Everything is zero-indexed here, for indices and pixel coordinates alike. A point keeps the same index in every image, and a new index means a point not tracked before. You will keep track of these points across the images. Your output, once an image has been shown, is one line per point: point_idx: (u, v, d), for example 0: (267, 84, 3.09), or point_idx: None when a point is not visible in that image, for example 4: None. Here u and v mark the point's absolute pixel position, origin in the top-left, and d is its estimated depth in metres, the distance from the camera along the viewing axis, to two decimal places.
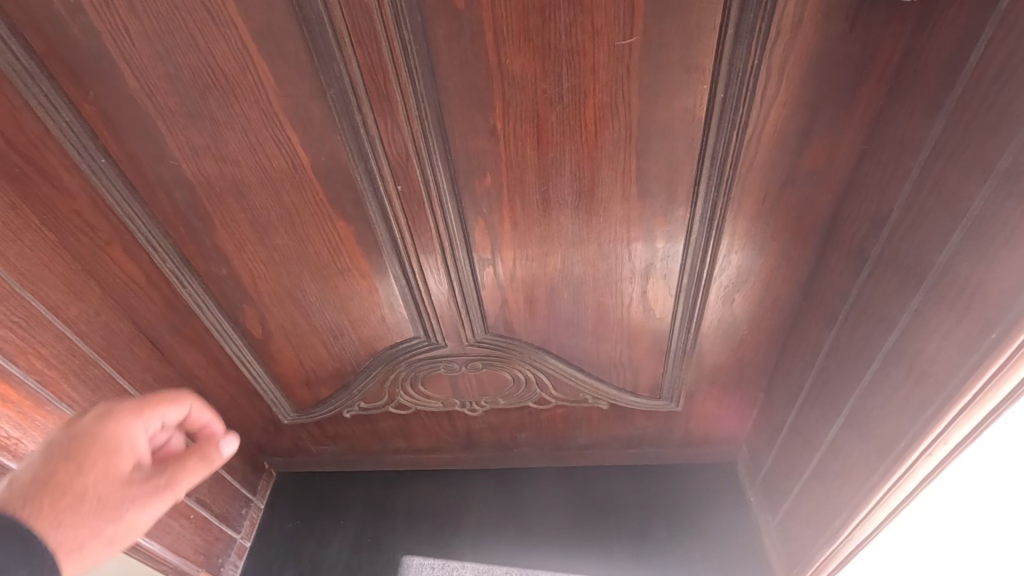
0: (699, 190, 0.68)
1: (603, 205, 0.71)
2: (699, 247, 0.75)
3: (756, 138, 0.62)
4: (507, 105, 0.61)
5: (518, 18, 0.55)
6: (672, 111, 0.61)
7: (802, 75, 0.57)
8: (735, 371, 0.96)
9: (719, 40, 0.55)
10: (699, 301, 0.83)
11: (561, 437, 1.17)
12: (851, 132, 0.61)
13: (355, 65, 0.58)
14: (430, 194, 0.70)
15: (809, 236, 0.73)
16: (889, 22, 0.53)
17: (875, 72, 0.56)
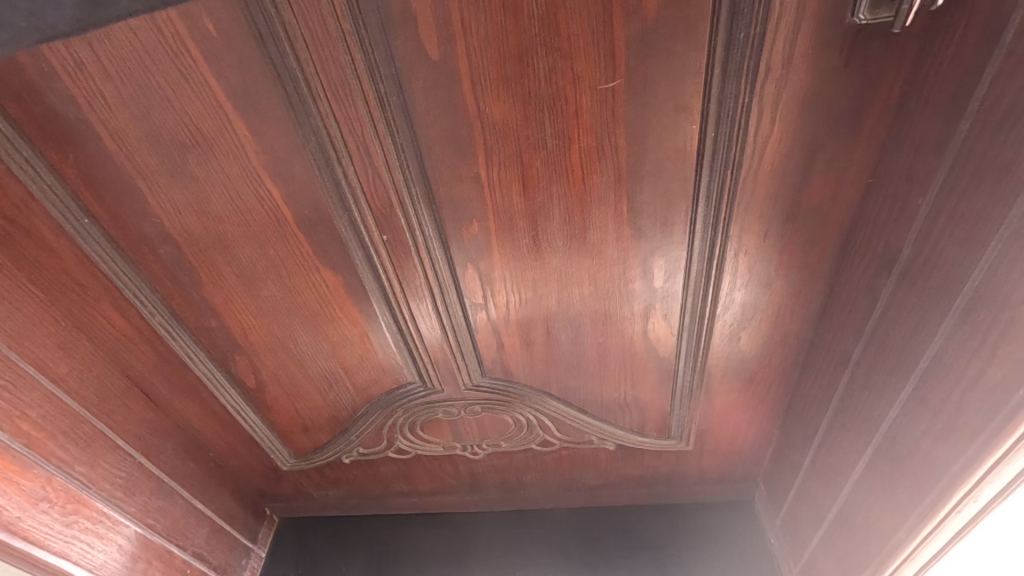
0: (696, 229, 0.65)
1: (596, 247, 0.68)
2: (700, 285, 0.72)
3: (752, 175, 0.60)
4: (490, 152, 0.59)
5: (496, 66, 0.53)
6: (663, 151, 0.58)
7: (797, 111, 0.54)
8: (747, 408, 0.92)
9: (707, 80, 0.52)
10: (703, 339, 0.79)
11: (568, 478, 1.12)
12: (854, 166, 0.58)
13: (333, 119, 0.57)
14: (416, 241, 0.68)
15: (816, 272, 0.69)
16: (886, 55, 0.50)
17: (875, 105, 0.53)
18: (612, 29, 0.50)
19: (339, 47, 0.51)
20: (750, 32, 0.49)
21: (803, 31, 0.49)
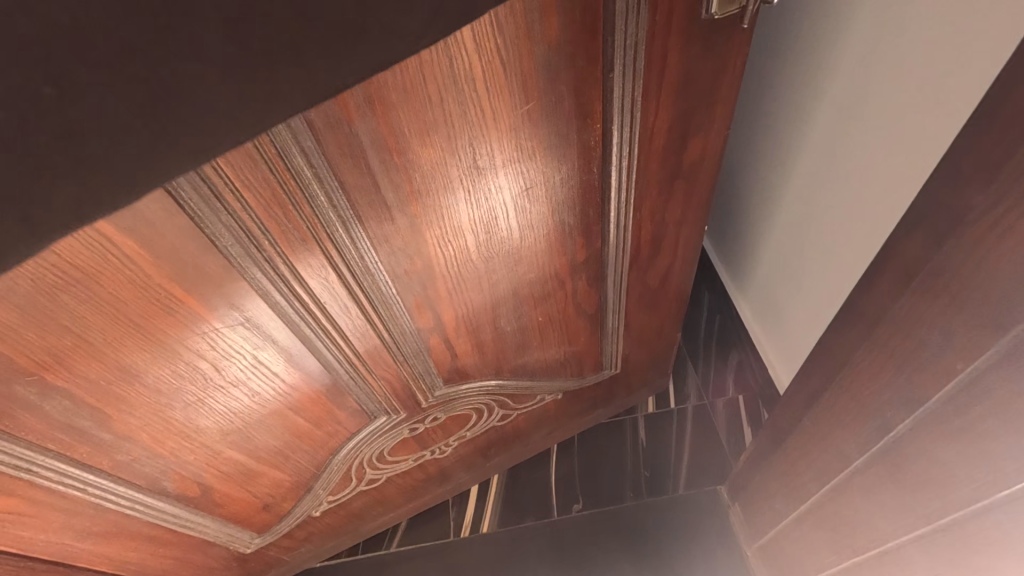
0: (609, 206, 0.73)
1: (527, 245, 0.73)
2: (617, 249, 0.81)
3: (645, 153, 0.68)
4: (422, 193, 0.59)
5: (416, 116, 0.51)
6: (577, 149, 0.63)
7: (673, 95, 0.63)
8: (657, 324, 1.09)
9: (605, 87, 0.58)
10: (622, 288, 0.91)
11: (526, 435, 1.22)
12: (715, 125, 0.70)
13: (249, 208, 0.50)
14: (361, 293, 0.66)
15: (695, 209, 0.84)
16: (731, 39, 0.60)
17: (726, 79, 0.64)
18: (523, 58, 0.51)
19: None
20: (634, 41, 0.54)
21: (673, 35, 0.56)
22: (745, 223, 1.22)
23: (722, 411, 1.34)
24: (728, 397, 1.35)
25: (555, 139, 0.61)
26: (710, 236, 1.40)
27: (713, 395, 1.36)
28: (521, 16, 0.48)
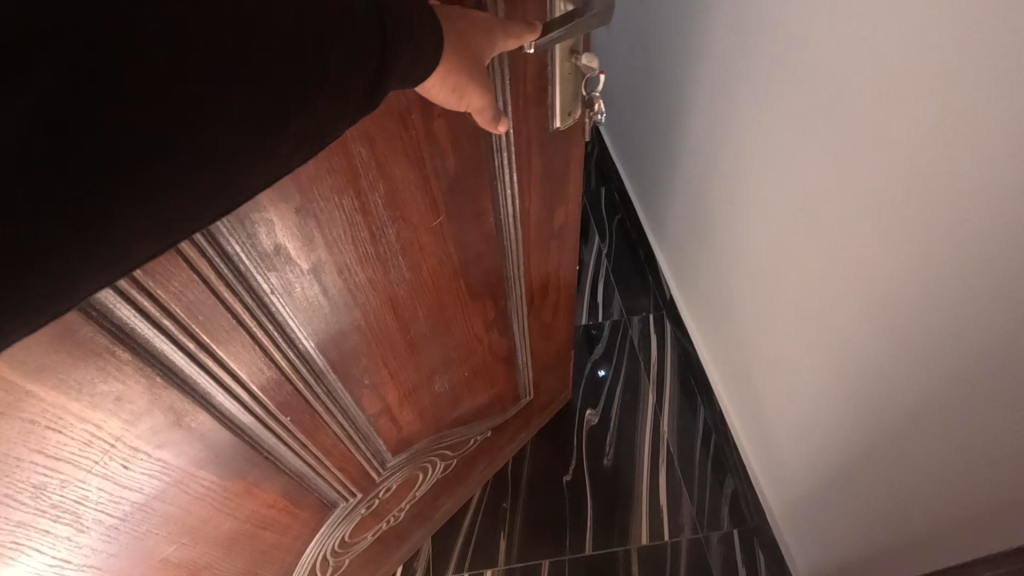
0: (508, 273, 0.89)
1: (451, 321, 0.84)
2: (517, 302, 0.97)
3: (527, 227, 0.85)
4: (365, 307, 0.67)
5: (355, 248, 0.61)
6: (480, 238, 0.77)
7: (540, 184, 0.81)
8: (557, 351, 1.26)
9: (493, 191, 0.73)
10: (526, 330, 1.07)
11: (471, 482, 1.30)
12: (572, 196, 0.90)
13: (220, 360, 0.56)
14: (321, 403, 0.72)
15: (568, 256, 1.03)
16: (573, 137, 0.80)
17: (574, 164, 0.84)
18: (432, 185, 0.64)
19: (213, 300, 0.51)
20: (507, 153, 0.70)
21: (533, 144, 0.74)
22: (754, 384, 1.13)
23: (717, 545, 1.25)
24: (723, 530, 1.26)
25: (462, 236, 0.74)
26: (714, 367, 1.30)
27: (709, 526, 1.27)
28: (426, 156, 0.60)
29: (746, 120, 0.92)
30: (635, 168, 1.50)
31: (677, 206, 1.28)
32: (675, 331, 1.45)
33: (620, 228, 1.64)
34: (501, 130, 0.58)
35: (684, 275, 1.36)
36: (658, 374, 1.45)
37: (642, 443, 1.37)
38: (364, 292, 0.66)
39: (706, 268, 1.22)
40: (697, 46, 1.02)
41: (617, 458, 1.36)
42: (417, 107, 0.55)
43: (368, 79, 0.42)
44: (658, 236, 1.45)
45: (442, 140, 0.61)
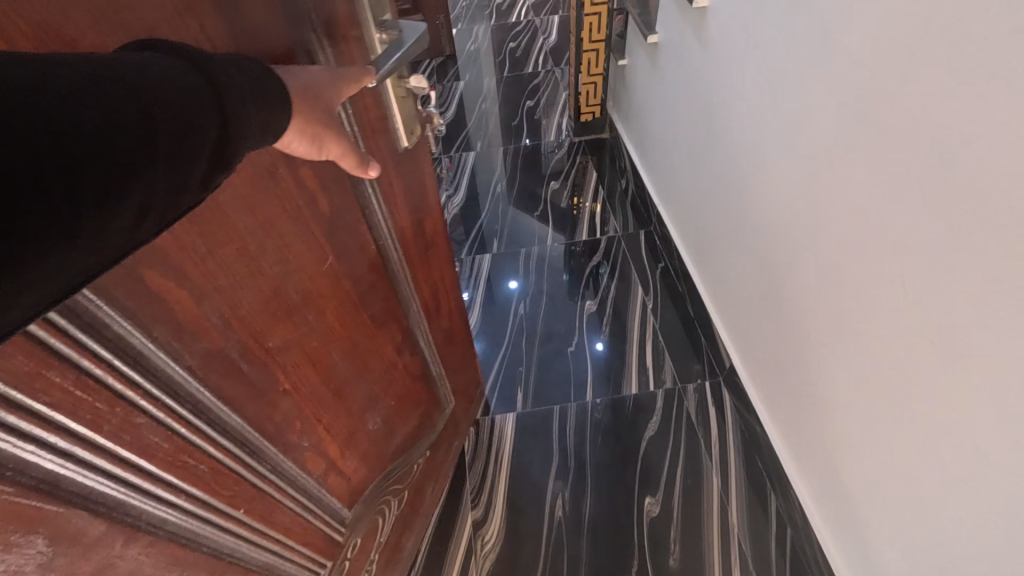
0: (402, 294, 0.92)
1: (365, 356, 0.85)
2: (416, 319, 1.00)
3: (405, 246, 0.89)
4: (286, 368, 0.66)
5: (264, 312, 0.60)
6: (369, 267, 0.79)
7: (406, 202, 0.85)
8: (461, 353, 1.31)
9: (369, 220, 0.76)
10: (431, 343, 1.10)
11: (430, 508, 1.30)
12: (434, 205, 0.95)
13: (156, 474, 0.51)
14: (268, 482, 0.69)
15: (446, 261, 1.09)
16: (420, 150, 0.85)
17: (427, 175, 0.90)
18: (313, 231, 0.64)
19: (135, 411, 0.48)
20: (372, 184, 0.73)
21: (389, 167, 0.78)
22: (817, 443, 1.07)
23: None
24: None
25: (352, 271, 0.75)
26: (787, 447, 1.20)
27: None
28: (301, 206, 0.61)
29: (811, 200, 0.93)
30: (693, 240, 1.52)
31: (737, 274, 1.28)
32: (738, 407, 1.40)
33: (666, 287, 1.71)
34: (372, 175, 0.61)
35: (746, 346, 1.30)
36: (721, 463, 1.36)
37: (710, 537, 1.26)
38: (280, 355, 0.64)
39: (770, 336, 1.18)
40: (754, 120, 1.08)
41: (683, 550, 1.25)
42: (282, 161, 0.56)
43: (243, 129, 0.43)
44: (721, 309, 1.41)
45: (313, 185, 0.62)
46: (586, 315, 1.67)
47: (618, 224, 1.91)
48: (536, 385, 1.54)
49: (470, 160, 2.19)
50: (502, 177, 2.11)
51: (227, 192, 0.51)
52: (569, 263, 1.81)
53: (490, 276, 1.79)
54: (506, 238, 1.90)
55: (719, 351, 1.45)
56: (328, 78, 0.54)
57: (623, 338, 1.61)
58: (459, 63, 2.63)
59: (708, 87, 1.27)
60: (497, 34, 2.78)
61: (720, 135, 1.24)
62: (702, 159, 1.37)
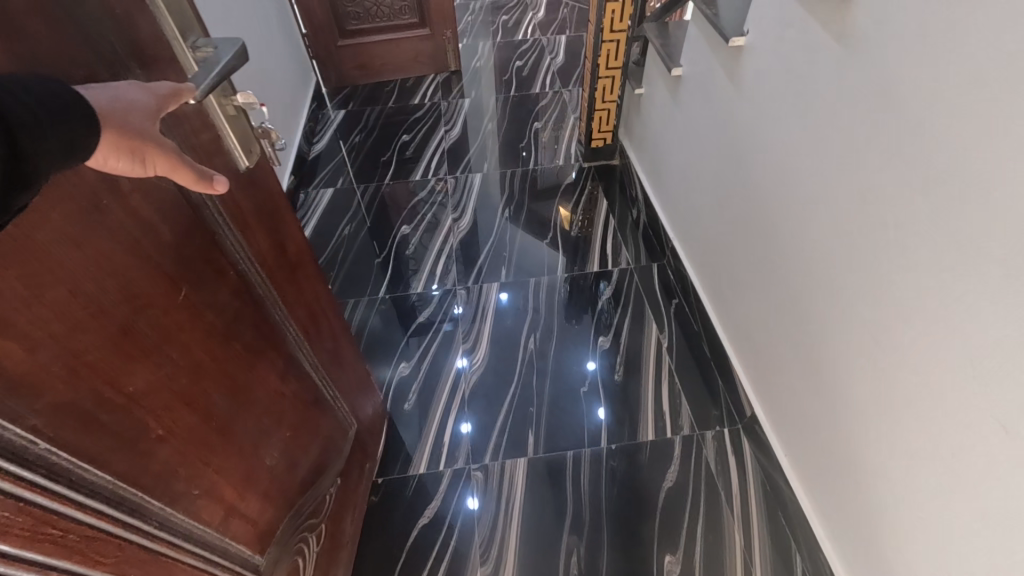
0: (273, 320, 0.88)
1: (244, 390, 0.81)
2: (294, 345, 0.97)
3: (267, 271, 0.85)
4: (154, 412, 0.61)
5: (115, 356, 0.55)
6: (231, 295, 0.76)
7: (260, 224, 0.82)
8: (354, 376, 1.28)
9: (219, 245, 0.72)
10: (318, 370, 1.07)
11: (352, 536, 1.26)
12: (293, 225, 0.93)
13: (13, 553, 0.45)
14: (157, 541, 0.63)
15: (317, 282, 1.06)
16: (264, 169, 0.82)
17: (278, 195, 0.87)
18: (158, 262, 0.60)
19: None
20: (216, 208, 0.70)
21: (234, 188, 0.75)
22: (818, 438, 1.42)
23: None
24: None
25: (212, 300, 0.72)
26: (804, 489, 1.49)
27: None
28: (140, 238, 0.57)
29: (827, 301, 1.31)
30: (718, 290, 1.84)
31: (763, 331, 1.61)
32: (759, 458, 1.66)
33: (678, 323, 2.02)
34: (218, 188, 0.59)
35: (760, 366, 1.64)
36: (743, 508, 1.61)
37: None
38: (144, 399, 0.60)
39: (795, 400, 1.50)
40: (784, 225, 1.43)
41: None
42: (103, 189, 0.52)
43: (37, 151, 0.41)
44: (745, 362, 1.72)
45: (147, 213, 0.58)
46: (602, 351, 1.95)
47: (629, 257, 2.24)
48: (546, 429, 1.76)
49: (474, 182, 2.62)
50: (507, 202, 2.52)
51: (45, 228, 0.47)
52: (585, 303, 2.10)
53: (494, 314, 2.07)
54: (514, 267, 2.23)
55: (740, 401, 1.73)
56: (139, 100, 0.51)
57: (639, 355, 1.93)
58: (462, 78, 3.30)
59: (739, 129, 1.54)
60: (503, 50, 3.54)
61: (753, 228, 1.58)
62: (731, 224, 1.70)
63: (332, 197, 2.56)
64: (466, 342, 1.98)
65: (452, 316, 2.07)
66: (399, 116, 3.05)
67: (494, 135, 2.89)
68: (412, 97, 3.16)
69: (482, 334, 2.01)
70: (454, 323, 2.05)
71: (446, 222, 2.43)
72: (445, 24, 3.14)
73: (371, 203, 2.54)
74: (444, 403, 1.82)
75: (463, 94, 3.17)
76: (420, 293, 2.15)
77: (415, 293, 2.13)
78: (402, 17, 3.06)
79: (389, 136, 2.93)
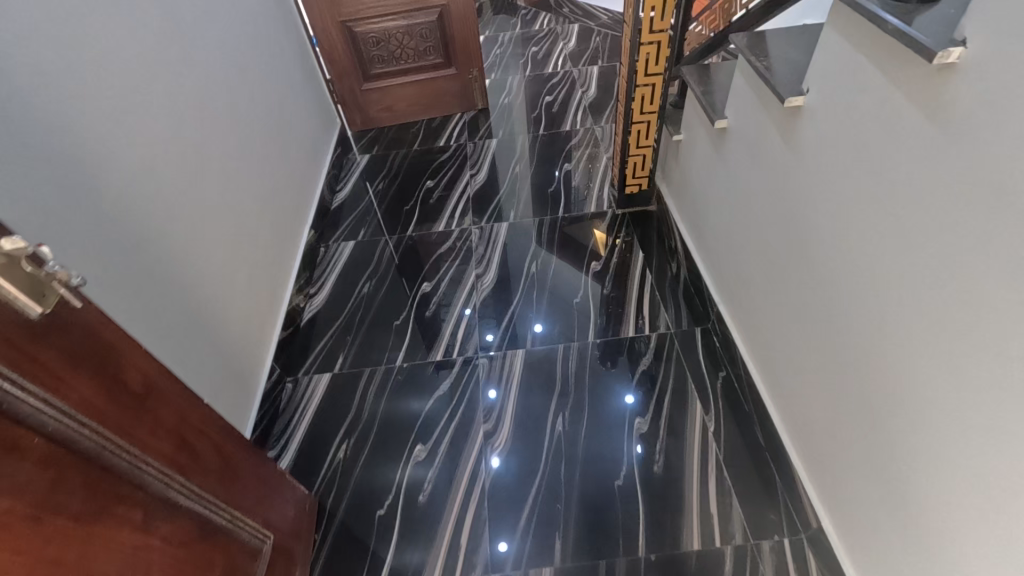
0: (119, 469, 0.82)
1: (83, 563, 0.73)
2: (160, 486, 0.91)
3: (99, 420, 0.79)
4: None
5: None
6: (39, 466, 0.68)
7: (80, 371, 0.77)
8: (257, 482, 1.27)
9: (13, 418, 0.65)
10: (199, 499, 1.01)
11: None
12: (130, 356, 0.88)
13: None
14: None
15: (181, 404, 1.01)
16: (75, 312, 0.77)
17: (99, 331, 0.81)
18: None
19: None
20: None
21: (25, 347, 0.69)
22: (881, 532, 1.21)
23: None
24: None
25: (10, 481, 0.64)
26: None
27: None
28: None
29: (913, 412, 1.05)
30: (772, 367, 1.60)
31: (826, 422, 1.37)
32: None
33: (725, 400, 1.76)
34: None
35: (806, 428, 1.46)
36: None
37: None
38: None
39: (855, 488, 1.28)
40: (858, 310, 1.18)
41: None
42: None
43: None
44: (803, 456, 1.47)
45: None
46: (637, 437, 1.71)
47: (669, 317, 2.02)
48: (576, 529, 1.55)
49: (502, 231, 2.46)
50: (533, 256, 2.33)
51: None
52: (624, 372, 1.87)
53: (520, 381, 1.89)
54: (542, 327, 2.05)
55: (802, 505, 1.46)
56: None
57: (683, 438, 1.69)
58: (490, 118, 3.17)
59: (796, 197, 1.33)
60: (534, 84, 3.41)
61: (817, 306, 1.33)
62: (788, 298, 1.46)
63: (353, 250, 2.46)
64: (488, 412, 1.81)
65: (483, 343, 2.02)
66: (425, 160, 2.94)
67: (521, 178, 2.74)
68: (438, 139, 3.06)
69: (515, 369, 1.93)
70: (489, 354, 1.98)
71: (470, 278, 2.27)
72: (472, 62, 3.03)
73: (393, 256, 2.41)
74: (469, 473, 1.68)
75: (490, 134, 3.05)
76: (440, 363, 1.97)
77: (435, 362, 1.97)
78: (427, 58, 2.97)
79: (414, 181, 2.82)
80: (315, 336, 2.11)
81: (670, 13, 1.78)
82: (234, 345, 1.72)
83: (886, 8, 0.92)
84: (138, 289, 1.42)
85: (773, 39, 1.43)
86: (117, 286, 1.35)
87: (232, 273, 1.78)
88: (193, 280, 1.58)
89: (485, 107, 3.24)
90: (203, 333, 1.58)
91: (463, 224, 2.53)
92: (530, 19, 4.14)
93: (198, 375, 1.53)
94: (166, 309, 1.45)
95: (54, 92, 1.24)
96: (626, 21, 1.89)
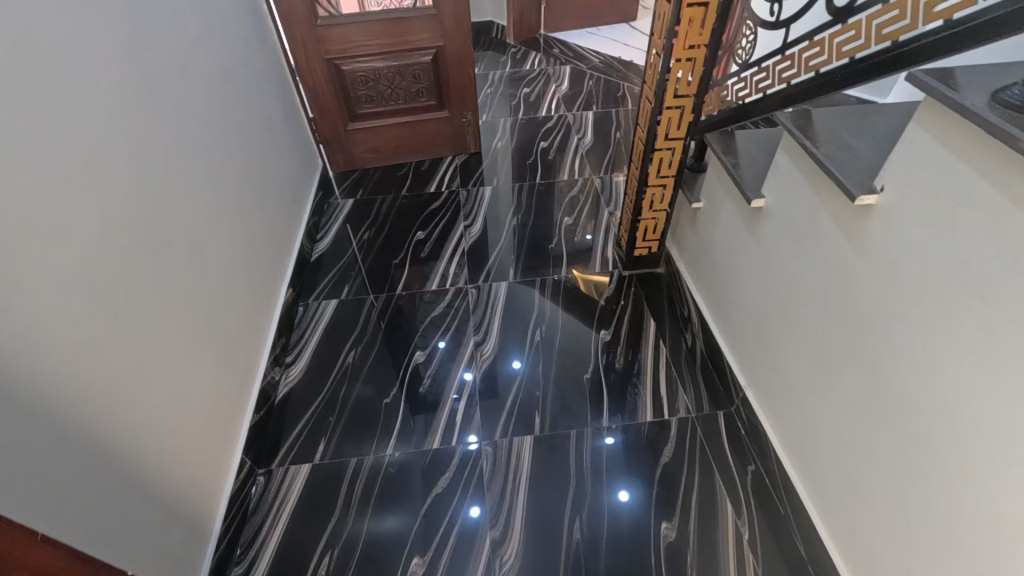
0: None
1: None
2: None
3: None
4: None
5: None
6: None
7: None
8: None
9: None
10: None
11: None
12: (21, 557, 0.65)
13: None
14: None
15: None
16: None
17: None
18: None
19: None
20: None
21: None
22: None
23: None
24: None
25: None
26: None
27: None
28: None
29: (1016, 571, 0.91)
30: (811, 472, 1.45)
31: (884, 548, 1.22)
32: None
33: (759, 501, 1.60)
34: None
35: (845, 528, 1.34)
36: None
37: None
38: None
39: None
40: (940, 440, 1.03)
41: None
42: None
43: None
44: None
45: None
46: (666, 545, 1.53)
47: (688, 399, 1.86)
48: None
49: (501, 293, 2.28)
50: (538, 321, 2.15)
51: None
52: (644, 466, 1.69)
53: (529, 473, 1.69)
54: (552, 408, 1.86)
55: None
56: None
57: (715, 548, 1.52)
58: (483, 163, 3.01)
59: (856, 300, 1.19)
60: (528, 128, 3.28)
61: (880, 423, 1.18)
62: (838, 403, 1.32)
63: (336, 311, 2.22)
64: (496, 515, 1.60)
65: (457, 385, 1.93)
66: (414, 208, 2.74)
67: (518, 232, 2.57)
68: (428, 184, 2.87)
69: (523, 447, 1.76)
70: (464, 392, 1.92)
71: (468, 347, 2.06)
72: (466, 105, 2.88)
73: (381, 319, 2.19)
74: None
75: (484, 182, 2.88)
76: (435, 453, 1.75)
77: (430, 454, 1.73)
78: (419, 99, 2.80)
79: (403, 231, 2.61)
80: (292, 417, 1.85)
81: (696, 77, 1.67)
82: (189, 482, 1.35)
83: (1008, 118, 0.80)
84: (132, 383, 1.16)
85: (822, 121, 1.31)
86: (112, 384, 1.09)
87: (196, 382, 1.42)
88: (152, 410, 1.21)
89: (477, 151, 3.08)
90: (156, 482, 1.21)
91: (458, 284, 2.33)
92: (521, 58, 4.04)
93: (137, 543, 1.14)
94: (111, 454, 1.08)
95: (51, 148, 1.01)
96: (647, 84, 1.78)
